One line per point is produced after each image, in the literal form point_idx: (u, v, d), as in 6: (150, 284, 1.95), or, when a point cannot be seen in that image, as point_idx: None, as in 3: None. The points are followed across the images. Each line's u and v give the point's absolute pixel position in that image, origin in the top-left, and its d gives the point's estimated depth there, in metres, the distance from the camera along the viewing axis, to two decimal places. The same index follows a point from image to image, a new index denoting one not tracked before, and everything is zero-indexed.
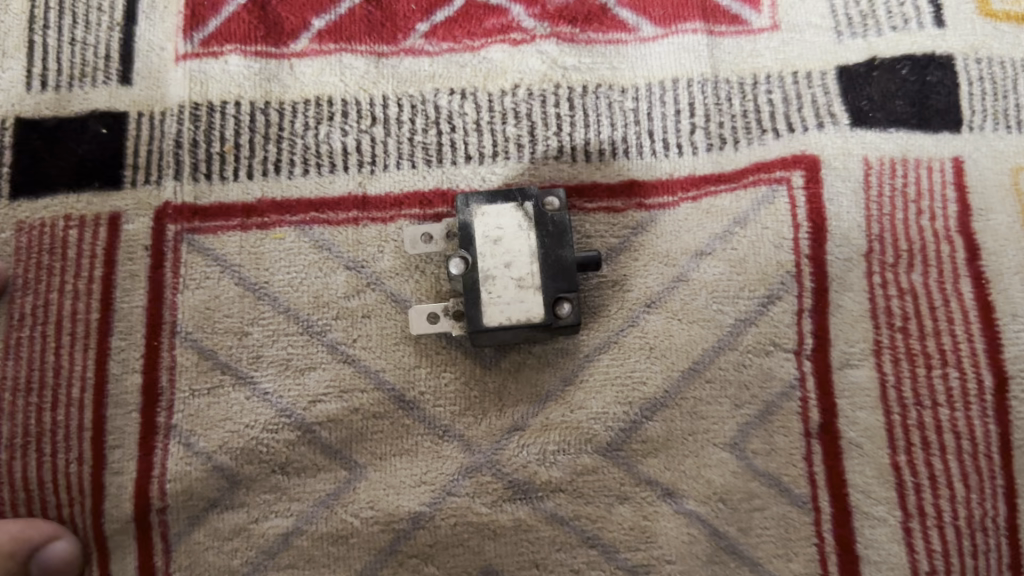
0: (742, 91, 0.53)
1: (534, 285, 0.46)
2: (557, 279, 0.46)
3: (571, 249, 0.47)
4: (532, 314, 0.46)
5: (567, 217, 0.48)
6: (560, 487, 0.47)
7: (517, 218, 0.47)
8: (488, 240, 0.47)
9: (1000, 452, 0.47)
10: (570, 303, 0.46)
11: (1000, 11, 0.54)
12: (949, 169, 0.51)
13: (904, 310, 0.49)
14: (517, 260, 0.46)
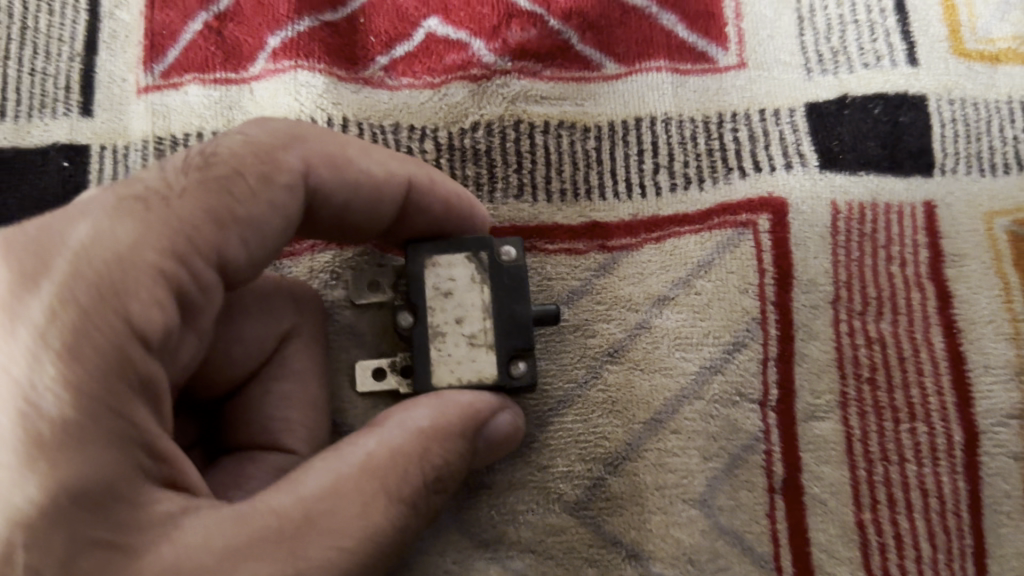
0: (707, 130, 0.51)
1: (486, 343, 0.42)
2: (510, 337, 0.42)
3: (525, 304, 0.43)
4: (482, 374, 0.42)
5: (524, 268, 0.44)
6: (532, 547, 0.44)
7: (470, 270, 0.43)
8: (438, 293, 0.43)
9: (969, 510, 0.45)
10: (525, 361, 0.43)
11: (974, 51, 0.52)
12: (920, 214, 0.49)
13: (871, 359, 0.47)
14: (468, 316, 0.43)
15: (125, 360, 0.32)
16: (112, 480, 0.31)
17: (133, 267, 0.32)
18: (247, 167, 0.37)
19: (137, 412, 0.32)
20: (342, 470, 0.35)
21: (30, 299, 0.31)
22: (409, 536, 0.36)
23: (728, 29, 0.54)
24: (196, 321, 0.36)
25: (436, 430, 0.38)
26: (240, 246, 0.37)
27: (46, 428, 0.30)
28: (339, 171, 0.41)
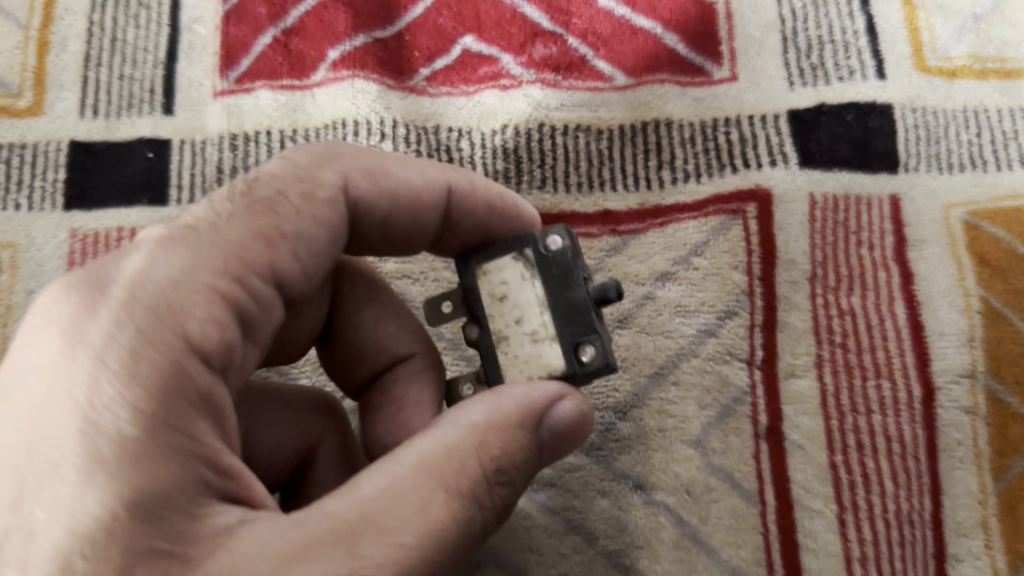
0: (704, 133, 0.59)
1: (548, 335, 0.42)
2: (570, 325, 0.41)
3: (580, 288, 0.42)
4: (551, 366, 0.41)
5: (572, 254, 0.42)
6: (553, 482, 0.52)
7: (519, 269, 0.43)
8: (494, 300, 0.43)
9: (926, 454, 0.53)
10: (593, 345, 0.41)
11: (934, 67, 0.60)
12: (887, 205, 0.57)
13: (843, 327, 0.55)
14: (527, 313, 0.42)
15: (183, 372, 0.34)
16: (172, 486, 0.33)
17: (186, 294, 0.36)
18: (288, 189, 0.40)
19: (195, 423, 0.34)
20: (396, 470, 0.35)
21: (91, 327, 0.34)
22: (478, 530, 0.36)
23: (723, 46, 0.61)
24: (254, 335, 0.39)
25: (488, 424, 0.37)
26: (294, 263, 0.39)
27: (109, 437, 0.32)
28: (380, 183, 0.43)
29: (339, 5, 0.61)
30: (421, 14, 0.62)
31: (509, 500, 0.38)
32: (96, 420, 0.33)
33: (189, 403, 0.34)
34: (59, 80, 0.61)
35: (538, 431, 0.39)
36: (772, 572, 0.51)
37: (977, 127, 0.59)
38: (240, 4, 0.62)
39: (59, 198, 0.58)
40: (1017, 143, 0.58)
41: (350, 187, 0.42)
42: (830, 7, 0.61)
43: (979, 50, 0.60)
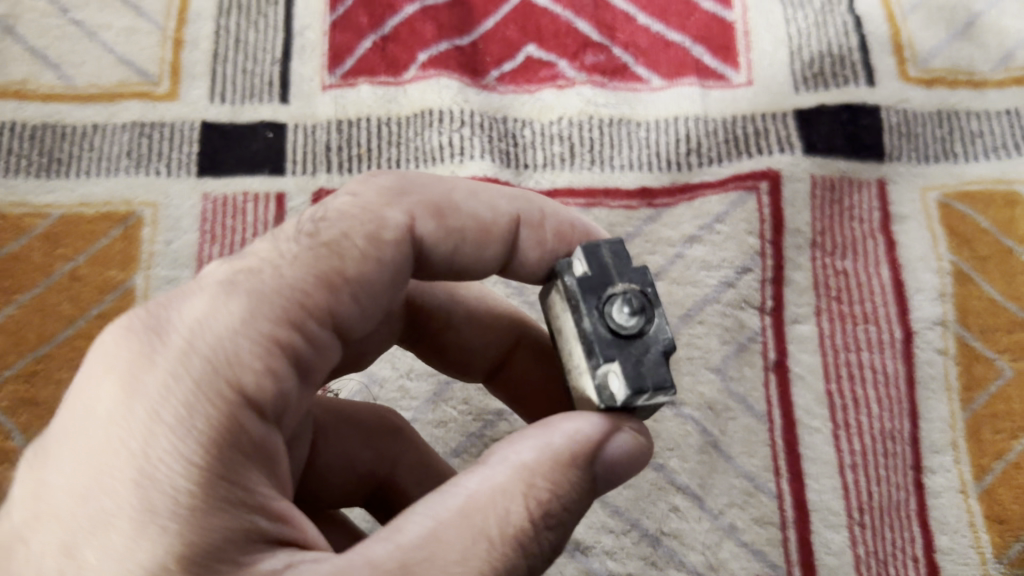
0: (725, 127, 0.71)
1: (579, 367, 0.40)
2: (588, 354, 0.40)
3: (592, 312, 0.40)
4: (587, 398, 0.40)
5: (590, 275, 0.41)
6: None
7: (558, 300, 0.43)
8: (552, 334, 0.43)
9: (905, 385, 0.64)
10: (613, 370, 0.39)
11: (914, 77, 0.72)
12: (875, 187, 0.69)
13: (838, 284, 0.66)
14: (566, 346, 0.42)
15: (238, 423, 0.36)
16: (222, 539, 0.34)
17: (242, 346, 0.37)
18: (355, 233, 0.42)
19: (248, 474, 0.36)
20: (441, 514, 0.36)
21: (148, 376, 0.36)
22: (524, 575, 0.36)
23: (741, 57, 0.74)
24: (311, 377, 0.40)
25: (540, 468, 0.37)
26: (352, 304, 0.41)
27: (164, 490, 0.34)
28: (449, 218, 0.45)
29: (426, 18, 0.74)
30: (492, 28, 0.75)
31: (559, 545, 0.38)
32: (152, 470, 0.34)
33: (242, 452, 0.36)
34: (192, 71, 0.73)
35: (592, 467, 0.39)
36: (778, 475, 0.62)
37: (950, 127, 0.71)
38: (343, 15, 0.75)
39: (193, 167, 0.70)
40: (982, 140, 0.71)
41: (416, 226, 0.43)
42: (829, 28, 0.74)
43: (953, 65, 0.73)
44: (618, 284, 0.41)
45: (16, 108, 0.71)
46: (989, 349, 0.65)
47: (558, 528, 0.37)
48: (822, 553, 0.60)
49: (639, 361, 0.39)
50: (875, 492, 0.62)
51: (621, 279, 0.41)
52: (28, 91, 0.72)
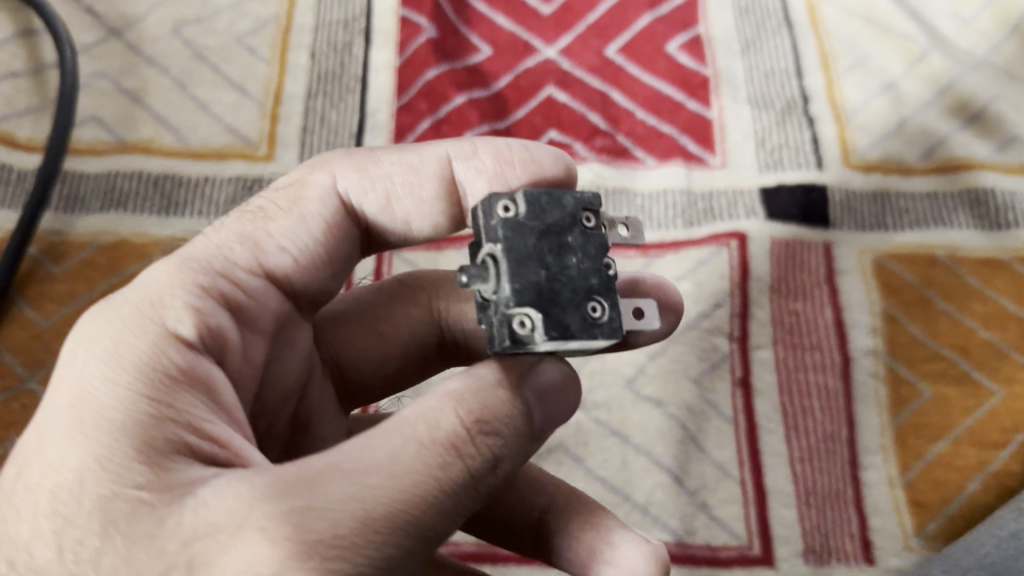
0: (705, 198, 0.90)
1: None
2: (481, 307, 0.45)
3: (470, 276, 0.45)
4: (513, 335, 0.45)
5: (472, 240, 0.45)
6: (602, 404, 0.80)
7: None
8: None
9: (844, 398, 0.80)
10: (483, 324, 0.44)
11: (858, 164, 0.91)
12: (821, 247, 0.87)
13: (791, 320, 0.84)
14: None
15: (159, 350, 0.43)
16: (150, 440, 0.40)
17: (167, 293, 0.46)
18: (276, 199, 0.53)
19: (173, 393, 0.42)
20: (375, 431, 0.39)
21: (91, 328, 0.45)
22: (465, 478, 0.39)
23: (718, 145, 0.92)
24: (244, 317, 0.50)
25: (469, 386, 0.41)
26: (281, 254, 0.52)
27: (91, 405, 0.41)
28: (371, 167, 0.55)
29: (471, 106, 0.94)
30: (522, 116, 0.94)
31: (506, 460, 0.41)
32: (82, 390, 0.42)
33: (164, 372, 0.42)
34: (286, 139, 0.92)
35: (522, 390, 0.42)
36: (742, 465, 0.78)
37: (883, 205, 0.89)
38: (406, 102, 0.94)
39: None
40: (908, 215, 0.89)
41: (337, 183, 0.54)
42: (789, 125, 0.93)
43: (887, 155, 0.92)
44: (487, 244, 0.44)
45: (143, 161, 0.90)
46: (912, 375, 0.82)
47: (494, 439, 0.40)
48: (777, 525, 0.75)
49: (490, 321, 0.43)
50: (818, 479, 0.77)
51: (486, 238, 0.44)
52: (154, 148, 0.91)
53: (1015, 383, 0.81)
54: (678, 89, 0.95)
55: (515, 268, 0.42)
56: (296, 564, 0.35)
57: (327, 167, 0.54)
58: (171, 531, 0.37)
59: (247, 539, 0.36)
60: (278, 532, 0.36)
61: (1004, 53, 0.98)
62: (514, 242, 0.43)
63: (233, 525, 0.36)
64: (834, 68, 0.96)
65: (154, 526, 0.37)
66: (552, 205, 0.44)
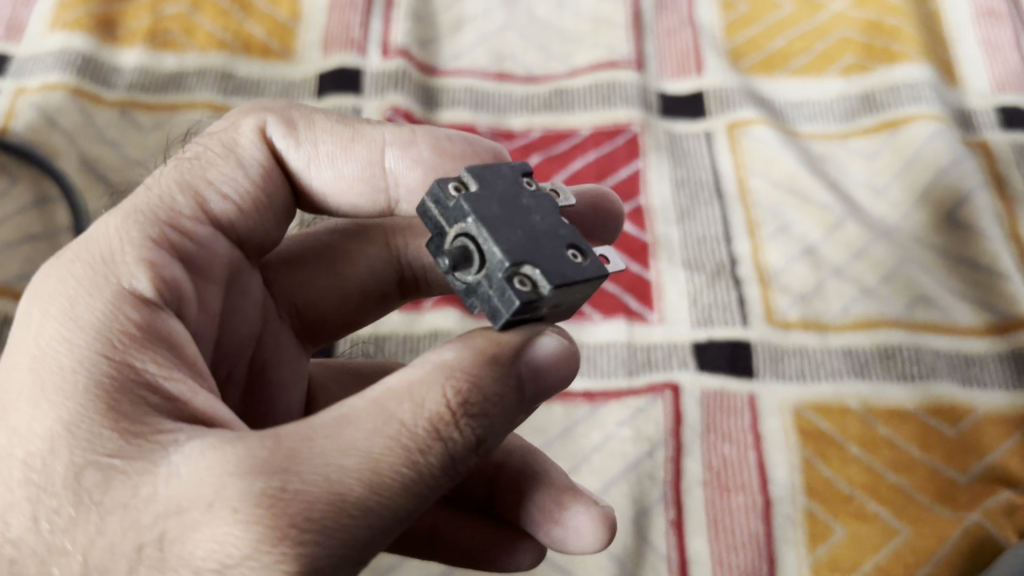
0: (643, 351, 1.01)
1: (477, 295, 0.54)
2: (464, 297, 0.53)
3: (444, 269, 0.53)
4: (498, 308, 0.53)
5: (434, 236, 0.54)
6: None
7: None
8: None
9: (766, 538, 0.90)
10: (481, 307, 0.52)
11: (780, 321, 1.03)
12: (746, 397, 0.98)
13: (719, 464, 0.94)
14: None
15: (116, 310, 0.52)
16: (120, 402, 0.49)
17: (119, 251, 0.55)
18: (212, 148, 0.65)
19: (130, 352, 0.50)
20: (364, 405, 0.48)
21: (51, 289, 0.54)
22: (447, 453, 0.48)
23: (655, 302, 1.04)
24: (197, 265, 0.60)
25: (460, 363, 0.50)
26: (223, 202, 0.63)
27: (59, 368, 0.49)
28: (304, 131, 0.66)
29: None
30: None
31: (487, 433, 0.50)
32: (43, 356, 0.50)
33: (122, 329, 0.51)
34: None
35: (514, 366, 0.51)
36: None
37: (802, 357, 1.00)
38: None
39: None
40: (824, 367, 1.00)
41: (265, 127, 0.66)
42: (718, 286, 1.05)
43: (808, 314, 1.03)
44: (450, 228, 0.53)
45: None
46: (828, 515, 0.91)
47: (474, 415, 0.49)
48: None
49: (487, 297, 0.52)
50: None
51: (452, 225, 0.53)
52: None
53: (920, 523, 0.90)
54: (621, 252, 1.07)
55: (495, 233, 0.51)
56: (266, 547, 0.43)
57: (261, 117, 0.66)
58: (144, 502, 0.45)
59: (220, 519, 0.44)
60: (248, 515, 0.44)
61: (913, 221, 1.09)
62: (481, 209, 0.52)
63: (206, 502, 0.44)
64: (759, 234, 1.08)
65: (128, 496, 0.45)
66: (495, 180, 0.55)
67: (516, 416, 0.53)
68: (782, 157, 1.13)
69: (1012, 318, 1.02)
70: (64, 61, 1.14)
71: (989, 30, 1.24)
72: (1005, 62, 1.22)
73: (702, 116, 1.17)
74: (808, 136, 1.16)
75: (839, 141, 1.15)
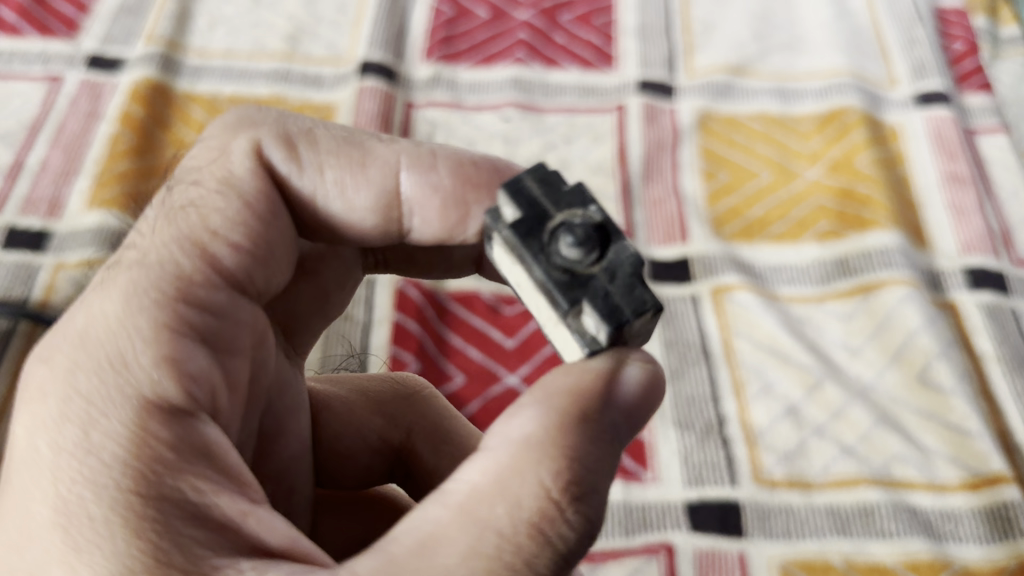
0: (637, 510, 1.08)
1: (552, 313, 0.58)
2: (567, 290, 0.57)
3: (538, 259, 0.58)
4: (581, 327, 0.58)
5: (526, 219, 0.60)
6: None
7: (504, 249, 0.61)
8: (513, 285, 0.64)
9: None
10: (589, 305, 0.57)
11: (768, 480, 1.10)
12: (737, 558, 1.05)
13: None
14: (533, 298, 0.61)
15: (145, 435, 0.55)
16: (162, 547, 0.52)
17: (131, 349, 0.58)
18: (206, 188, 0.65)
19: (164, 483, 0.54)
20: (448, 512, 0.54)
21: (61, 410, 0.56)
22: (558, 537, 0.54)
23: (649, 460, 1.12)
24: (219, 338, 0.62)
25: (555, 450, 0.55)
26: (228, 251, 0.63)
27: (96, 518, 0.53)
28: (306, 153, 0.68)
29: None
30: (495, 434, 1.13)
31: (594, 511, 0.55)
32: (68, 506, 0.54)
33: (154, 453, 0.55)
34: None
35: (610, 417, 0.58)
36: None
37: (793, 517, 1.07)
38: None
39: None
40: (808, 525, 1.07)
41: (261, 146, 0.67)
42: (708, 446, 1.13)
43: (795, 473, 1.10)
44: (558, 212, 0.60)
45: None
46: None
47: (575, 497, 0.54)
48: None
49: (606, 295, 0.57)
50: None
51: (557, 212, 0.60)
52: None
53: None
54: None
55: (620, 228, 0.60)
56: None
57: (255, 134, 0.68)
58: None
59: None
60: None
61: (889, 381, 1.16)
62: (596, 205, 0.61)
63: None
64: (744, 395, 1.16)
65: None
66: None
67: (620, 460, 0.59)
68: (763, 320, 1.21)
69: (986, 476, 1.08)
70: (101, 237, 1.25)
71: (954, 194, 1.34)
72: (970, 225, 1.31)
73: (688, 281, 1.26)
74: (787, 299, 1.25)
75: (816, 304, 1.24)
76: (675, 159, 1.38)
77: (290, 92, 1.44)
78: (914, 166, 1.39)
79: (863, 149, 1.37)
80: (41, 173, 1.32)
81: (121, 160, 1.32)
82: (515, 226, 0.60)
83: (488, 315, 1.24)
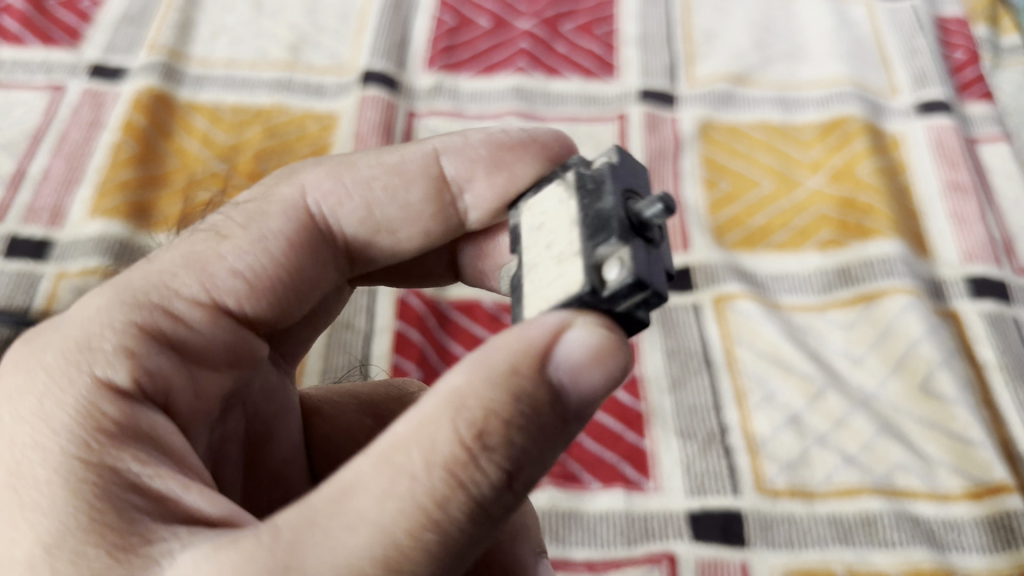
0: (639, 519, 1.08)
1: (580, 247, 0.61)
2: (620, 229, 0.59)
3: (611, 200, 0.62)
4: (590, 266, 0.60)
5: (616, 171, 0.64)
6: None
7: (574, 194, 0.65)
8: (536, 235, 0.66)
9: None
10: (625, 247, 0.58)
11: (771, 490, 1.10)
12: (738, 567, 1.04)
13: None
14: (567, 238, 0.63)
15: (96, 408, 0.58)
16: (91, 506, 0.54)
17: (97, 335, 0.61)
18: (230, 222, 0.70)
19: (109, 450, 0.56)
20: (369, 462, 0.52)
21: (28, 383, 0.60)
22: (473, 487, 0.52)
23: (652, 470, 1.11)
24: (189, 348, 0.65)
25: (475, 397, 0.53)
26: (228, 275, 0.68)
27: (36, 474, 0.55)
28: (349, 179, 0.74)
29: None
30: None
31: (508, 460, 0.53)
32: (19, 466, 0.56)
33: (99, 424, 0.57)
34: None
35: (550, 374, 0.55)
36: None
37: (792, 525, 1.07)
38: None
39: None
40: (810, 534, 1.06)
41: (307, 204, 0.73)
42: (710, 455, 1.12)
43: (795, 482, 1.10)
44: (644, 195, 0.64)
45: None
46: None
47: (490, 448, 0.52)
48: None
49: (645, 256, 0.59)
50: None
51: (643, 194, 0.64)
52: None
53: None
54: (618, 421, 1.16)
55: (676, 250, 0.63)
56: None
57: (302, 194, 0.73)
58: None
59: None
60: None
61: (891, 390, 1.16)
62: None
63: None
64: (746, 404, 1.16)
65: None
66: None
67: (565, 428, 0.56)
68: (765, 329, 1.21)
69: (989, 485, 1.08)
70: (101, 246, 1.24)
71: (956, 203, 1.34)
72: (972, 234, 1.31)
73: (690, 289, 1.26)
74: (789, 308, 1.25)
75: (817, 313, 1.24)
76: (677, 168, 1.38)
77: (292, 100, 1.45)
78: (916, 174, 1.39)
79: (864, 159, 1.37)
80: (43, 181, 1.32)
81: (125, 168, 1.33)
82: (607, 170, 0.64)
83: (490, 323, 1.24)
